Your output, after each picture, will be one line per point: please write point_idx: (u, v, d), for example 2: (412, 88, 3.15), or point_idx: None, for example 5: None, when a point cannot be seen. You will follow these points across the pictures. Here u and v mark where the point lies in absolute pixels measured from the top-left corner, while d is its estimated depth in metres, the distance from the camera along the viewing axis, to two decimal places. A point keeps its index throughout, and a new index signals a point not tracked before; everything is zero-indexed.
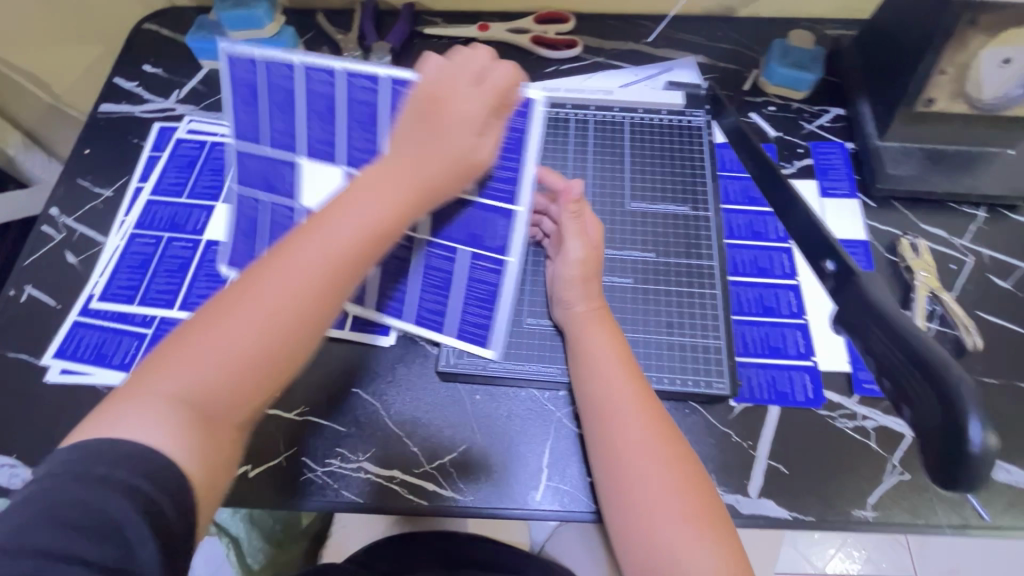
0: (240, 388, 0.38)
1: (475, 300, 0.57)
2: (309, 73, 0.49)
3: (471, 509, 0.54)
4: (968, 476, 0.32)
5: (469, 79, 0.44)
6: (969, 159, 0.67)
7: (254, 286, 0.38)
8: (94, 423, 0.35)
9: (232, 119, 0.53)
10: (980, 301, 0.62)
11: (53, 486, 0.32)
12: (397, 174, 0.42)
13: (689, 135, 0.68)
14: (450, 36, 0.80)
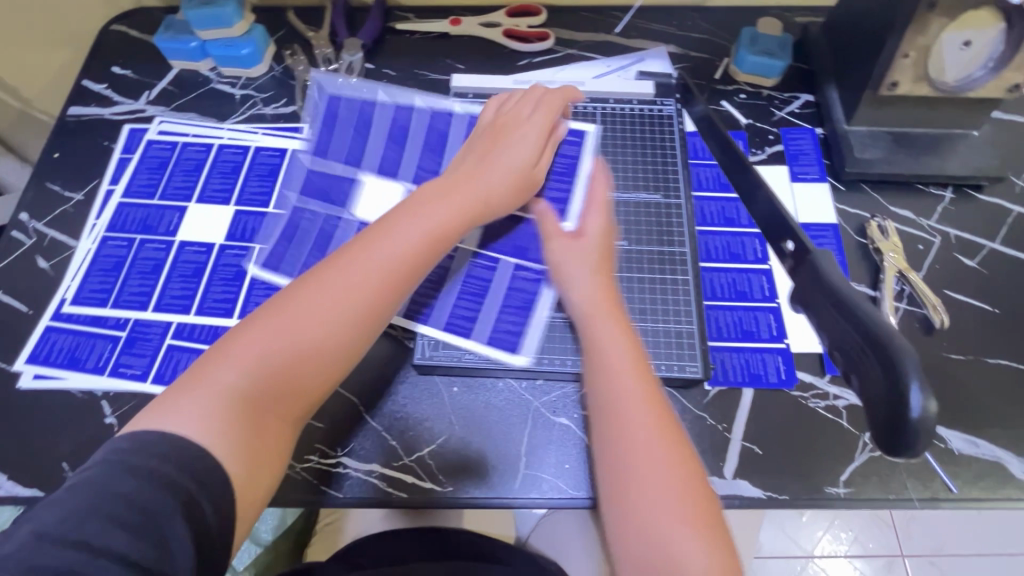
0: (288, 388, 0.46)
1: (511, 309, 0.59)
2: (397, 107, 0.66)
3: (451, 499, 0.54)
4: (909, 442, 0.33)
5: (527, 122, 0.60)
6: (935, 141, 0.68)
7: (303, 297, 0.47)
8: (152, 414, 0.42)
9: (314, 138, 0.66)
10: (947, 279, 0.64)
11: (102, 478, 0.38)
12: (454, 199, 0.53)
13: (660, 123, 0.69)
14: (422, 31, 0.80)
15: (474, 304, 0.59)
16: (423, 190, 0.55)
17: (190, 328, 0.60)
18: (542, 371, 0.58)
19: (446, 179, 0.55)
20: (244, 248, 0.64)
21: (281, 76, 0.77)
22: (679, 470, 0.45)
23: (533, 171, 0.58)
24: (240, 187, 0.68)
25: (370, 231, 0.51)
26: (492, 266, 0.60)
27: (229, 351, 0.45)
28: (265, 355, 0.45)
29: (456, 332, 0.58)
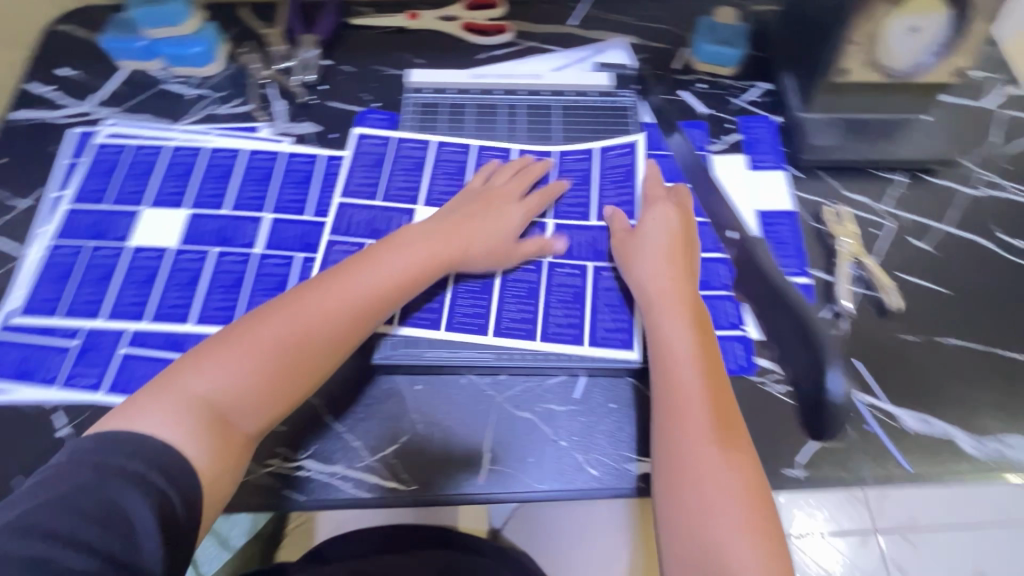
0: (257, 405, 0.49)
1: (607, 307, 0.61)
2: (441, 147, 0.70)
3: (414, 496, 0.54)
4: None
5: (516, 185, 0.65)
6: (888, 126, 0.70)
7: (280, 319, 0.52)
8: (125, 413, 0.47)
9: (349, 178, 0.68)
10: (900, 263, 0.65)
11: (75, 473, 0.42)
12: (431, 243, 0.59)
13: (619, 115, 0.72)
14: (380, 26, 0.79)
15: (568, 309, 0.61)
16: (408, 232, 0.60)
17: (145, 335, 0.59)
18: (502, 365, 0.58)
19: (430, 225, 0.61)
20: (199, 252, 0.63)
21: (236, 75, 0.75)
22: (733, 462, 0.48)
23: (511, 247, 0.62)
24: (196, 189, 0.67)
25: (352, 265, 0.56)
26: (575, 272, 0.63)
27: (205, 362, 0.49)
28: (239, 369, 0.49)
29: (560, 340, 0.59)
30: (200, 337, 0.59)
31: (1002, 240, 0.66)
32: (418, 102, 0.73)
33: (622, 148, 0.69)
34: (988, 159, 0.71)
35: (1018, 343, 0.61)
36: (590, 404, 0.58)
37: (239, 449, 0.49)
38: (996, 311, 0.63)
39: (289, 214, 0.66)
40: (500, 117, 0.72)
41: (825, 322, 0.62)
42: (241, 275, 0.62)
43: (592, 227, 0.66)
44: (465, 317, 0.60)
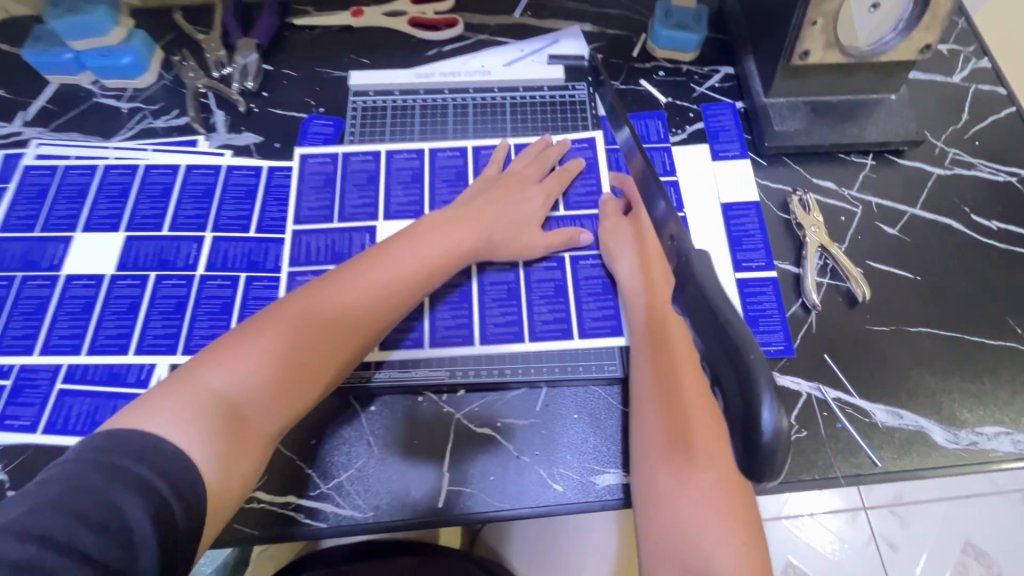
0: (277, 401, 0.45)
1: (591, 294, 0.60)
2: (393, 155, 0.67)
3: (372, 525, 0.52)
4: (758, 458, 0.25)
5: (532, 172, 0.64)
6: (855, 108, 0.67)
7: (304, 309, 0.48)
8: (135, 412, 0.41)
9: (299, 203, 0.64)
10: (869, 251, 0.63)
11: (74, 474, 0.36)
12: (451, 231, 0.57)
13: (573, 111, 0.70)
14: (322, 25, 0.75)
15: (552, 305, 0.59)
16: (425, 221, 0.58)
17: (82, 370, 0.56)
18: (461, 381, 0.56)
19: (449, 213, 0.59)
20: (137, 278, 0.60)
21: (171, 84, 0.71)
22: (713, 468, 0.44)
23: (526, 238, 0.60)
24: (130, 211, 0.63)
25: (372, 254, 0.54)
26: (553, 265, 0.61)
27: (224, 355, 0.45)
28: (259, 362, 0.45)
29: (549, 338, 0.58)
30: (141, 368, 0.56)
31: (973, 222, 0.64)
32: (361, 106, 0.69)
33: (582, 143, 0.68)
34: (959, 137, 0.69)
35: (991, 328, 0.59)
36: (553, 416, 0.56)
37: (255, 451, 0.44)
38: (967, 296, 0.61)
39: (232, 231, 0.62)
40: (450, 116, 0.69)
41: (792, 317, 0.60)
42: (182, 299, 0.59)
43: (563, 218, 0.64)
44: (447, 330, 0.58)
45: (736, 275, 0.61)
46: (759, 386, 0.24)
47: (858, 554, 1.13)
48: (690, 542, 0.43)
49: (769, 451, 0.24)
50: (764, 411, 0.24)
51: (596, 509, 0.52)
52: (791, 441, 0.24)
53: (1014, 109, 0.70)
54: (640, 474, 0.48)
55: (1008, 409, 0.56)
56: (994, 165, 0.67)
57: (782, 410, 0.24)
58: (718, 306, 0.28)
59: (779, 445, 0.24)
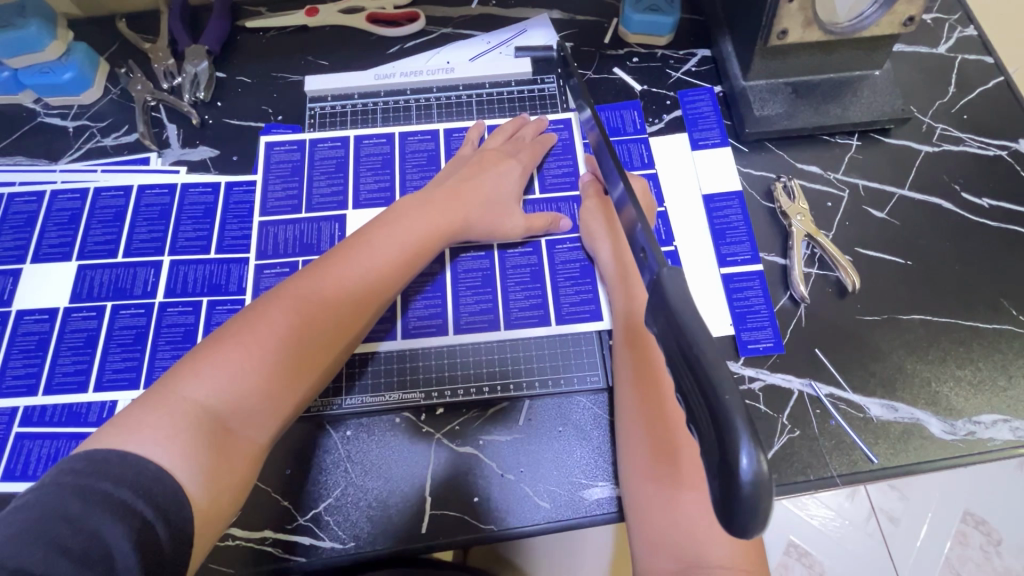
0: (265, 407, 0.42)
1: (568, 280, 0.58)
2: (361, 141, 0.64)
3: (354, 555, 0.50)
4: (742, 510, 0.22)
5: (508, 148, 0.61)
6: (837, 86, 0.64)
7: (283, 304, 0.45)
8: (111, 431, 0.37)
9: (267, 192, 0.62)
10: (859, 238, 0.61)
11: (49, 500, 0.32)
12: (430, 213, 0.54)
13: (543, 104, 0.67)
14: (276, 26, 0.70)
15: (528, 291, 0.58)
16: (399, 205, 0.55)
17: (40, 412, 0.53)
18: (439, 401, 0.54)
19: (425, 194, 0.56)
20: (92, 309, 0.57)
21: (120, 99, 0.67)
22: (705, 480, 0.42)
23: (503, 218, 0.57)
24: (82, 237, 0.60)
25: (348, 243, 0.50)
26: (528, 250, 0.59)
27: (203, 362, 0.41)
28: (243, 365, 0.41)
29: (525, 325, 0.57)
30: (102, 406, 0.53)
31: (963, 200, 0.62)
32: (319, 112, 0.66)
33: (557, 125, 0.65)
34: (946, 112, 0.66)
35: (986, 312, 0.57)
36: (537, 430, 0.53)
37: (246, 463, 0.41)
38: (961, 279, 0.59)
39: (191, 253, 0.59)
40: (415, 117, 0.66)
41: (781, 310, 0.58)
42: (142, 329, 0.56)
43: (538, 200, 0.62)
44: (420, 321, 0.56)
45: (720, 270, 0.59)
46: (735, 424, 0.23)
47: (858, 532, 0.99)
48: (690, 561, 0.39)
49: (749, 500, 0.22)
50: (741, 457, 0.22)
51: (585, 524, 0.51)
52: (771, 487, 0.22)
53: (1003, 79, 0.68)
54: (629, 493, 0.45)
55: (1005, 395, 0.54)
56: (983, 139, 0.65)
57: (762, 454, 0.22)
58: (689, 336, 0.26)
59: (759, 491, 0.22)
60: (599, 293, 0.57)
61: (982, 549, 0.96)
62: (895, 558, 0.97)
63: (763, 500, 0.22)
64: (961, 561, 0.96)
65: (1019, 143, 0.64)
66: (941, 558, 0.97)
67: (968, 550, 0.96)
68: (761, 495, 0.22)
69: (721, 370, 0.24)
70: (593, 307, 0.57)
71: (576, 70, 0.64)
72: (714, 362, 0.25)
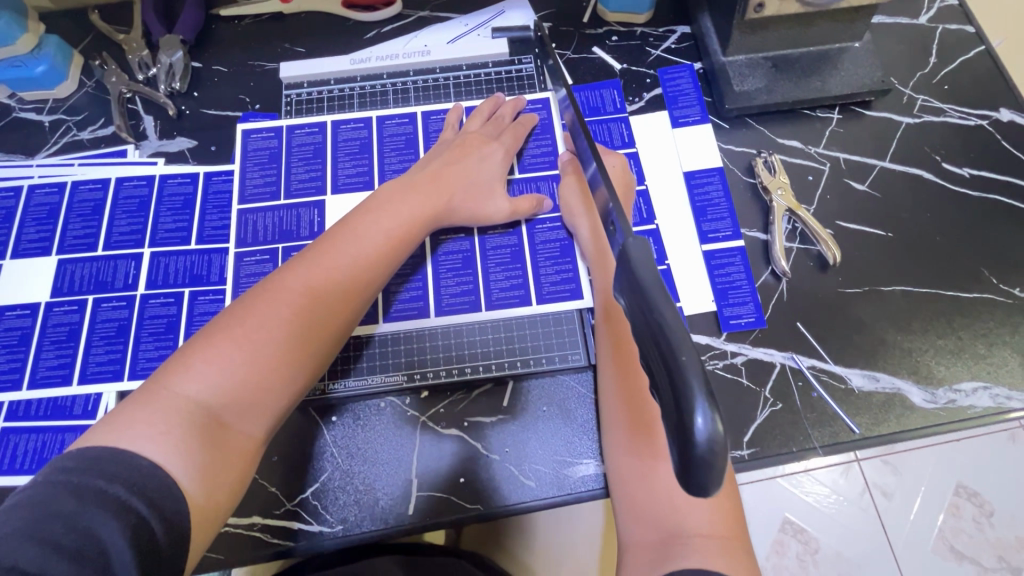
0: (258, 401, 0.42)
1: (549, 259, 0.58)
2: (338, 127, 0.64)
3: (343, 538, 0.50)
4: (700, 472, 0.23)
5: (488, 131, 0.60)
6: (817, 60, 0.63)
7: (270, 298, 0.44)
8: (102, 429, 0.37)
9: (245, 180, 0.61)
10: (840, 211, 0.61)
11: (44, 499, 0.32)
12: (414, 200, 0.53)
13: (522, 85, 0.66)
14: (251, 14, 0.69)
15: (509, 272, 0.58)
16: (382, 191, 0.54)
17: (25, 406, 0.53)
18: (422, 383, 0.54)
19: (407, 180, 0.55)
20: (74, 303, 0.57)
21: (95, 92, 0.66)
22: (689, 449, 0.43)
23: (486, 201, 0.57)
24: (61, 231, 0.60)
25: (334, 233, 0.49)
26: (509, 232, 0.59)
27: (194, 357, 0.41)
28: (233, 360, 0.41)
29: (506, 305, 0.57)
30: (87, 400, 0.54)
31: (944, 170, 0.62)
32: (295, 99, 0.65)
33: (536, 105, 0.65)
34: (927, 83, 0.66)
35: (966, 281, 0.58)
36: (521, 410, 0.54)
37: (241, 457, 0.41)
38: (943, 250, 0.59)
39: (171, 245, 0.59)
40: (392, 101, 0.65)
41: (763, 285, 0.58)
42: (124, 321, 0.56)
43: (518, 181, 0.61)
44: (402, 306, 0.56)
45: (701, 247, 0.59)
46: (692, 385, 0.23)
47: (854, 508, 1.00)
48: (671, 531, 0.40)
49: (704, 460, 0.22)
50: (696, 416, 0.22)
51: (569, 500, 0.51)
52: (725, 448, 0.23)
53: (984, 48, 0.67)
54: (612, 467, 0.45)
55: (986, 362, 0.55)
56: (964, 109, 0.64)
57: (717, 414, 0.23)
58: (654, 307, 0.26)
59: (712, 451, 0.22)
60: (579, 271, 0.57)
61: (974, 520, 0.96)
62: (889, 531, 0.98)
63: (719, 460, 0.22)
64: (954, 533, 0.97)
65: (1000, 113, 0.64)
66: (934, 530, 0.98)
67: (960, 522, 0.97)
68: (717, 455, 0.22)
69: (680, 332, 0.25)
70: (574, 286, 0.57)
71: (553, 51, 0.63)
72: (674, 327, 0.25)
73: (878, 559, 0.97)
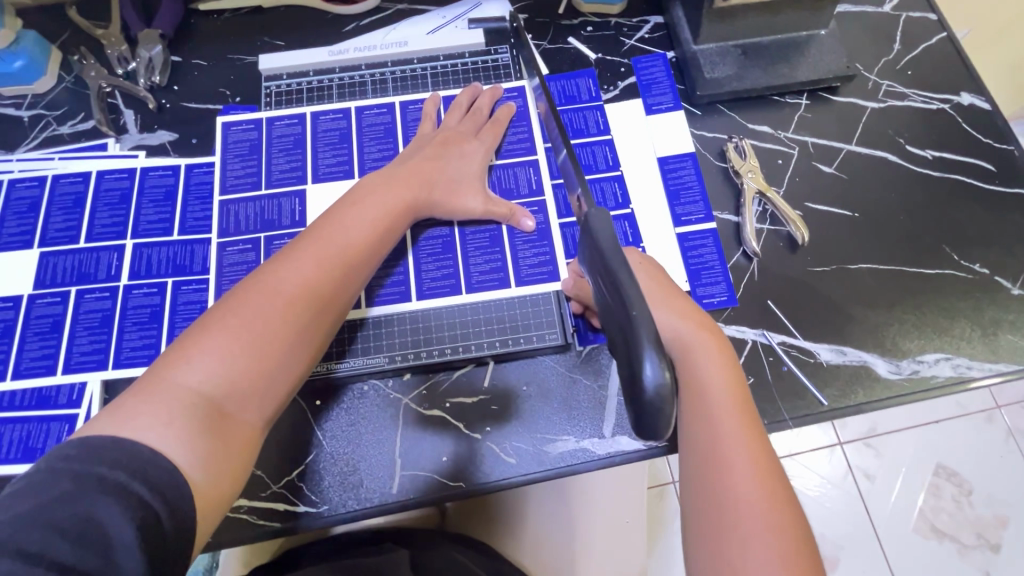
0: (258, 389, 0.42)
1: (527, 243, 0.59)
2: (318, 118, 0.64)
3: (329, 517, 0.51)
4: (651, 409, 0.31)
5: (466, 125, 0.62)
6: (785, 48, 0.65)
7: (263, 290, 0.45)
8: (107, 420, 0.37)
9: (226, 172, 0.62)
10: (808, 193, 0.62)
11: (48, 486, 0.33)
12: (396, 190, 0.54)
13: (498, 75, 0.68)
14: (230, 8, 0.69)
15: (488, 256, 0.59)
16: (363, 184, 0.55)
17: (9, 397, 0.54)
18: (404, 365, 0.55)
19: (388, 172, 0.56)
20: (57, 295, 0.57)
21: (74, 86, 0.66)
22: (766, 512, 0.39)
23: (467, 190, 0.58)
24: (42, 225, 0.60)
25: (320, 226, 0.50)
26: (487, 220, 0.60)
27: (190, 349, 0.41)
28: (232, 350, 0.42)
29: (485, 289, 0.58)
30: (71, 389, 0.54)
31: (908, 152, 0.64)
32: (275, 91, 0.66)
33: (511, 93, 0.66)
34: (892, 68, 0.68)
35: (930, 259, 0.60)
36: (502, 390, 0.55)
37: (244, 445, 0.41)
38: (906, 230, 0.61)
39: (154, 236, 0.60)
40: (371, 92, 0.66)
41: (735, 266, 0.59)
42: (108, 312, 0.57)
43: (496, 168, 0.62)
44: (383, 291, 0.57)
45: (674, 230, 0.60)
46: (644, 346, 0.30)
47: (838, 491, 1.02)
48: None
49: (654, 400, 0.30)
50: (647, 370, 0.30)
51: (552, 476, 0.53)
52: (673, 398, 0.31)
53: (945, 35, 0.69)
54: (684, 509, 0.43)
55: (949, 335, 0.57)
56: (927, 93, 0.67)
57: (664, 366, 0.30)
58: (622, 286, 0.32)
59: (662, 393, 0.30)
60: (557, 254, 0.59)
61: (953, 498, 1.00)
62: (872, 513, 1.00)
63: (667, 403, 0.30)
64: (934, 512, 0.99)
65: (961, 96, 0.67)
66: (915, 510, 1.00)
67: (939, 500, 1.00)
68: (667, 396, 0.30)
69: (639, 304, 0.31)
70: (550, 269, 0.58)
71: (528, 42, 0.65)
72: (635, 295, 0.32)
73: (862, 540, 0.99)
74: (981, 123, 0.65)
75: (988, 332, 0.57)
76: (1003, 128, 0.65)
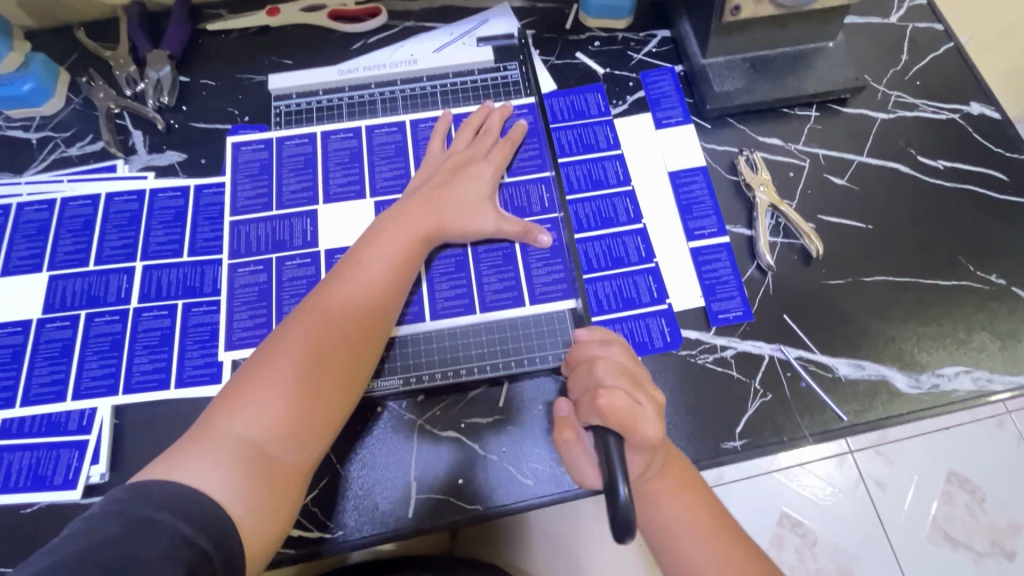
0: (296, 431, 0.44)
1: (540, 261, 0.59)
2: (327, 137, 0.64)
3: (343, 543, 0.50)
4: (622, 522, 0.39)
5: (479, 148, 0.61)
6: (794, 60, 0.65)
7: (289, 339, 0.46)
8: (162, 464, 0.40)
9: (236, 192, 0.62)
10: (821, 206, 0.62)
11: (98, 525, 0.34)
12: (414, 224, 0.55)
13: (507, 91, 0.67)
14: (238, 28, 0.69)
15: (501, 274, 0.58)
16: (381, 219, 0.56)
17: (18, 424, 0.53)
18: (418, 387, 0.54)
19: (402, 204, 0.56)
20: (66, 319, 0.57)
21: (82, 108, 0.66)
22: (714, 539, 0.48)
23: (480, 214, 0.58)
24: (51, 248, 0.60)
25: (340, 268, 0.52)
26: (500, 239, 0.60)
27: (233, 398, 0.43)
28: (268, 397, 0.43)
29: (498, 307, 0.57)
30: (81, 414, 0.53)
31: (919, 163, 0.64)
32: (283, 110, 0.66)
33: (521, 110, 0.66)
34: (900, 79, 0.68)
35: (944, 269, 0.59)
36: (517, 410, 0.54)
37: (288, 484, 0.43)
38: (919, 241, 0.61)
39: (164, 258, 0.59)
40: (379, 110, 0.66)
41: (749, 280, 0.59)
42: (118, 335, 0.56)
43: (508, 185, 0.62)
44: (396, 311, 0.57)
45: (688, 245, 0.60)
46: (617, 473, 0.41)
47: (849, 499, 1.00)
48: None
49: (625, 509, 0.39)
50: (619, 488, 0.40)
51: (569, 498, 0.52)
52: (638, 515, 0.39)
53: (952, 44, 0.70)
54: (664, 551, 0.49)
55: (967, 347, 0.56)
56: (936, 104, 0.67)
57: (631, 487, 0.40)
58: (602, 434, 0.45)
59: (631, 514, 0.39)
60: (571, 270, 0.58)
61: (966, 507, 0.97)
62: (884, 521, 0.98)
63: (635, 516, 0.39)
64: (947, 520, 0.97)
65: (970, 106, 0.67)
66: (928, 518, 0.98)
67: (953, 509, 0.97)
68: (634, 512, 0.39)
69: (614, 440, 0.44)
70: (564, 287, 0.58)
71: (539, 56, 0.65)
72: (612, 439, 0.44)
73: (874, 551, 0.98)
74: (991, 132, 0.65)
75: (1006, 343, 0.57)
76: (1013, 138, 0.65)
